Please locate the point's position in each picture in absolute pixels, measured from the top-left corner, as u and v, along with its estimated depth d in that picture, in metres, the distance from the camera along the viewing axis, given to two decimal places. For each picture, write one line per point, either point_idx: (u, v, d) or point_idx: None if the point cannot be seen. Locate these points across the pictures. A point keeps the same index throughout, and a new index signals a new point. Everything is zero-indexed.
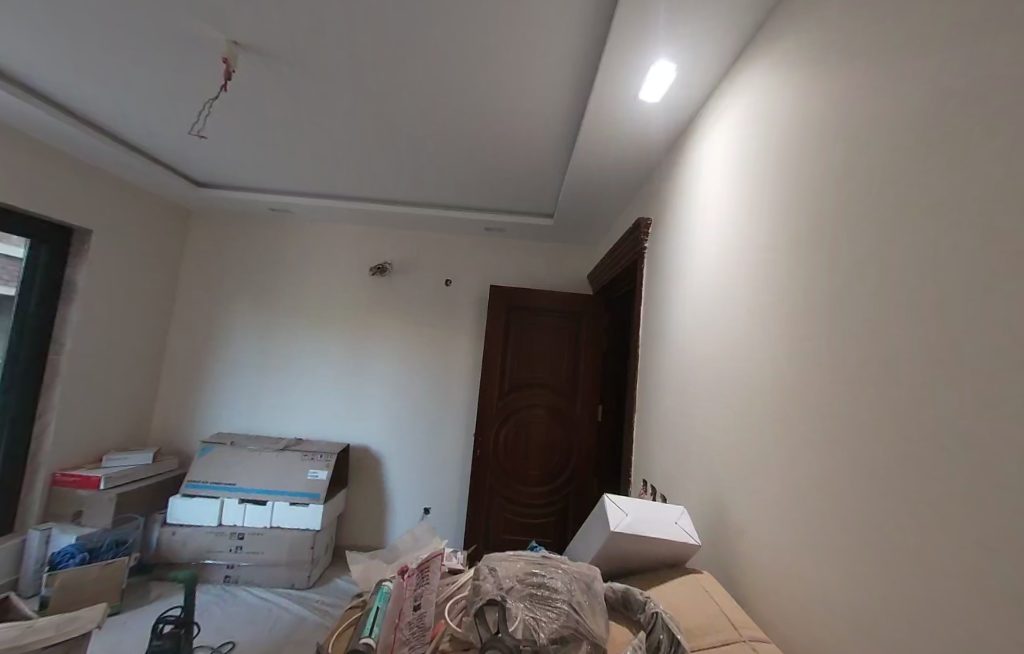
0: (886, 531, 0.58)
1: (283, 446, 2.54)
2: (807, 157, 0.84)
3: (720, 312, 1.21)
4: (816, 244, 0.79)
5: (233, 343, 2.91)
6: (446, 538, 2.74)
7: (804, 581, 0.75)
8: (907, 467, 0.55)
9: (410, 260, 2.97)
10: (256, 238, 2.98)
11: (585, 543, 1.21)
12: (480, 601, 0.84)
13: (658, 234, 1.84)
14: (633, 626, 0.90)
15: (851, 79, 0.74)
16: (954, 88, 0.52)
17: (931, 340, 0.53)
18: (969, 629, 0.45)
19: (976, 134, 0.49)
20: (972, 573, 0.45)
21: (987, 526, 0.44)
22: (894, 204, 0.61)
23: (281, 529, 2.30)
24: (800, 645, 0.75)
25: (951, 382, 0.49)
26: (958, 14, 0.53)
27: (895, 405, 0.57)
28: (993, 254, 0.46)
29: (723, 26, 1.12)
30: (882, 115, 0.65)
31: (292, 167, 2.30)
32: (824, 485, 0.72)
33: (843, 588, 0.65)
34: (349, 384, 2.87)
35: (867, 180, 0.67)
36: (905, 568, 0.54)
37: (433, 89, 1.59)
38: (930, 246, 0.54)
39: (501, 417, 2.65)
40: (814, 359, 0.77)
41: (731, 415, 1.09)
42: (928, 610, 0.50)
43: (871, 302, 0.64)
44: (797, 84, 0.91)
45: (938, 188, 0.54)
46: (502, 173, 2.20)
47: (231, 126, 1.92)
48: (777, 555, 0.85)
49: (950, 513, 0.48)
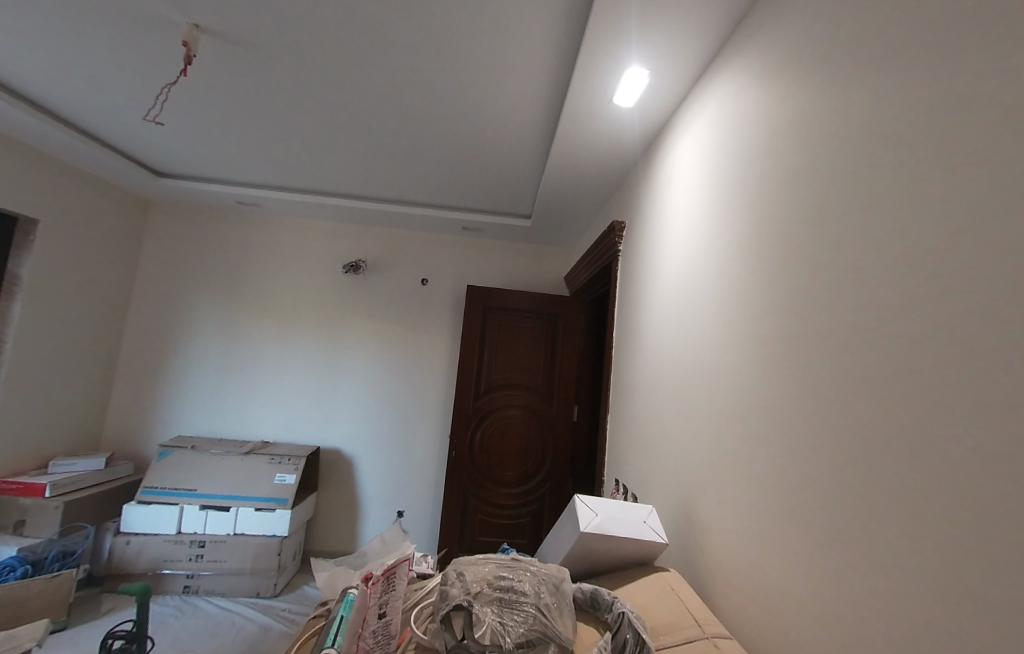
0: (853, 527, 0.58)
1: (248, 450, 2.42)
2: (776, 162, 0.86)
3: (691, 314, 1.22)
4: (784, 246, 0.80)
5: (195, 342, 2.76)
6: (419, 542, 2.68)
7: (768, 577, 0.76)
8: (871, 465, 0.56)
9: (385, 258, 2.91)
10: (221, 232, 2.84)
11: (556, 544, 1.20)
12: (446, 607, 0.82)
13: (632, 237, 1.85)
14: (599, 626, 0.90)
15: (818, 85, 0.76)
16: (919, 97, 0.54)
17: (893, 340, 0.54)
18: (933, 625, 0.46)
19: (939, 142, 0.51)
20: (937, 570, 0.46)
21: (951, 523, 0.45)
22: (859, 209, 0.63)
23: (245, 536, 2.18)
24: (764, 640, 0.76)
25: (923, 379, 0.50)
26: (924, 25, 0.55)
27: (859, 403, 0.59)
28: (969, 252, 0.46)
29: (697, 34, 1.14)
30: (854, 118, 0.66)
31: (259, 159, 2.19)
32: (788, 483, 0.73)
33: (806, 583, 0.66)
34: (319, 385, 2.77)
35: (834, 183, 0.69)
36: (871, 563, 0.55)
37: (409, 84, 1.54)
38: (903, 245, 0.54)
39: (477, 418, 2.62)
40: (780, 358, 0.78)
41: (700, 414, 1.10)
42: (898, 606, 0.50)
43: (834, 302, 0.66)
44: (766, 91, 0.93)
45: (903, 191, 0.55)
46: (479, 172, 2.18)
47: (193, 113, 1.82)
48: (741, 551, 0.86)
49: (914, 511, 0.49)
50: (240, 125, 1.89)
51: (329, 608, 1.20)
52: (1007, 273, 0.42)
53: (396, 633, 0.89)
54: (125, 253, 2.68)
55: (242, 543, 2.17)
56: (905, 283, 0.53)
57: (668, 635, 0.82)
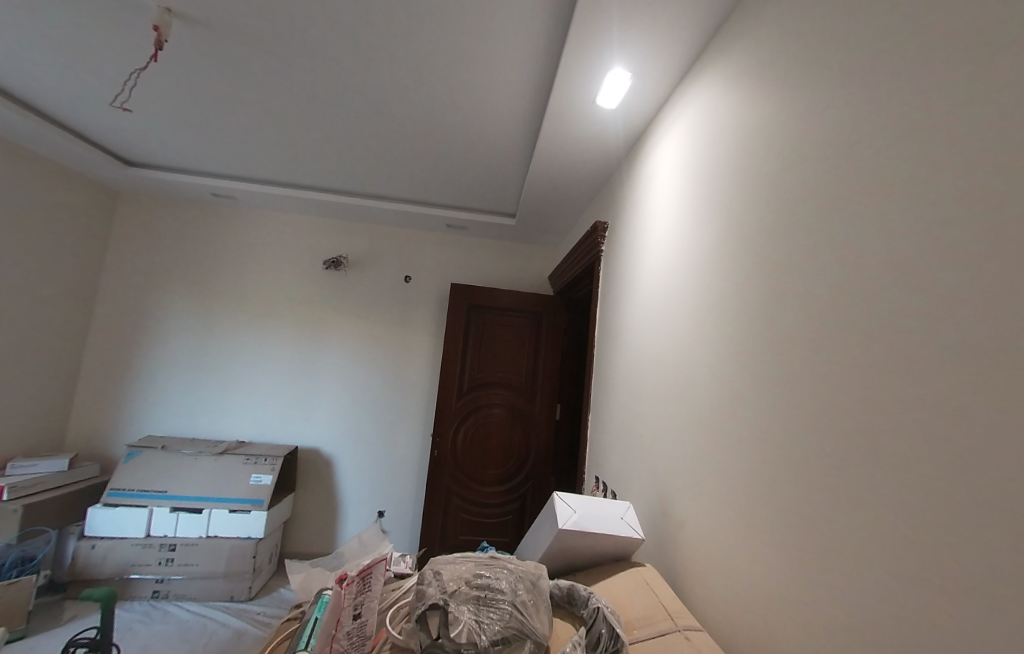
0: (824, 521, 0.60)
1: (222, 449, 2.35)
2: (753, 165, 0.87)
3: (669, 314, 1.24)
4: (760, 247, 0.82)
5: (166, 339, 2.66)
6: (399, 542, 2.65)
7: (741, 571, 0.78)
8: (843, 461, 0.57)
9: (367, 255, 2.86)
10: (195, 225, 2.74)
11: (534, 541, 1.20)
12: (421, 606, 0.81)
13: (614, 237, 1.87)
14: (575, 621, 0.90)
15: (795, 90, 0.77)
16: (895, 102, 0.56)
17: (866, 338, 0.56)
18: (903, 617, 0.47)
19: (912, 145, 0.52)
20: (906, 563, 0.47)
21: (918, 516, 0.46)
22: (834, 210, 0.64)
23: (217, 538, 2.12)
24: (735, 631, 0.78)
25: (894, 375, 0.51)
26: (900, 32, 0.56)
27: (832, 401, 0.60)
28: (938, 253, 0.47)
29: (679, 38, 1.16)
30: (830, 122, 0.67)
31: (235, 150, 2.12)
32: (762, 479, 0.74)
33: (779, 576, 0.68)
34: (297, 384, 2.70)
35: (808, 186, 0.70)
36: (843, 554, 0.56)
37: (391, 78, 1.52)
38: (877, 245, 0.56)
39: (459, 417, 2.60)
40: (755, 357, 0.80)
41: (676, 412, 1.12)
42: (868, 596, 0.51)
43: (809, 302, 0.67)
44: (745, 96, 0.95)
45: (877, 193, 0.57)
46: (464, 169, 2.16)
47: (164, 100, 1.75)
48: (714, 545, 0.88)
49: (884, 506, 0.50)
50: (215, 114, 1.82)
51: (302, 610, 1.17)
52: (977, 272, 0.43)
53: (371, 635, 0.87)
54: (92, 244, 2.56)
55: (215, 545, 2.11)
56: (878, 282, 0.55)
57: (643, 629, 0.84)
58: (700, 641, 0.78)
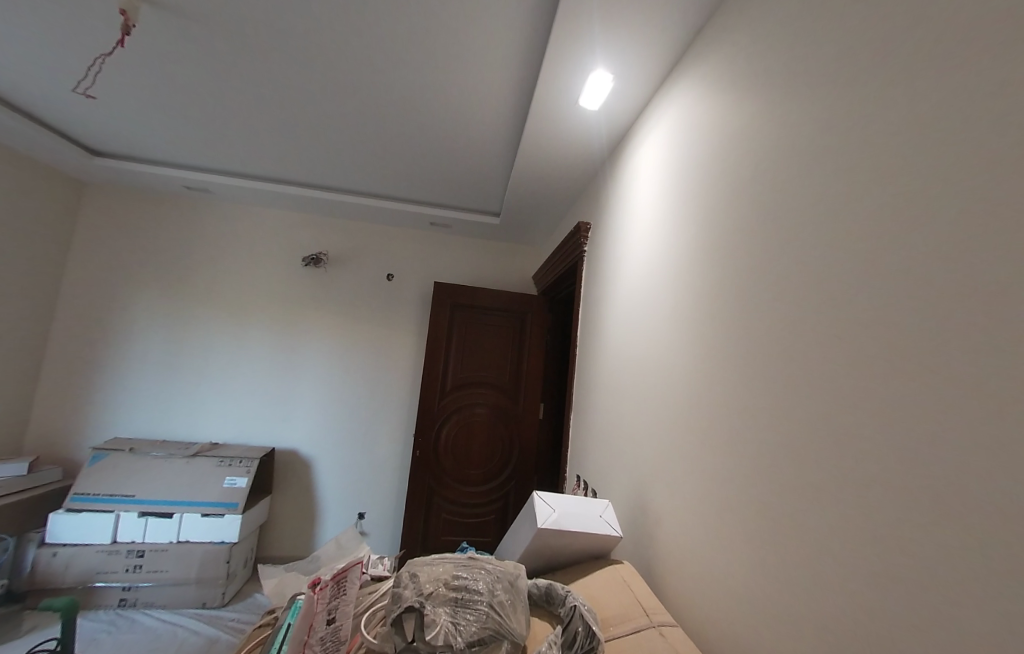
0: (797, 516, 0.60)
1: (195, 452, 2.27)
2: (730, 168, 0.89)
3: (648, 314, 1.25)
4: (737, 248, 0.83)
5: (135, 337, 2.55)
6: (380, 544, 2.61)
7: (717, 567, 0.79)
8: (816, 458, 0.58)
9: (348, 252, 2.80)
10: (166, 219, 2.63)
11: (513, 541, 1.19)
12: (397, 609, 0.79)
13: (597, 238, 1.88)
14: (553, 620, 0.90)
15: (772, 94, 0.79)
16: (868, 105, 0.57)
17: (838, 337, 0.57)
18: (873, 611, 0.48)
19: (884, 148, 0.53)
20: (876, 557, 0.48)
21: (886, 511, 0.47)
22: (809, 211, 0.65)
23: (188, 543, 2.05)
24: (710, 626, 0.79)
25: (868, 372, 0.52)
26: (873, 38, 0.57)
27: (806, 399, 0.61)
28: (913, 250, 0.48)
29: (661, 41, 1.17)
30: (808, 121, 0.68)
31: (208, 142, 2.05)
32: (738, 476, 0.75)
33: (754, 572, 0.68)
34: (274, 384, 2.63)
35: (784, 188, 0.72)
36: (816, 548, 0.57)
37: (373, 72, 1.49)
38: (851, 245, 0.57)
39: (441, 416, 2.58)
40: (731, 355, 0.81)
41: (655, 411, 1.13)
42: (839, 590, 0.52)
43: (784, 301, 0.68)
44: (723, 99, 0.96)
45: (850, 195, 0.58)
46: (448, 166, 2.13)
47: (131, 88, 1.67)
48: (691, 542, 0.89)
49: (855, 501, 0.51)
50: (187, 104, 1.75)
51: (275, 616, 1.13)
52: (950, 270, 0.44)
53: (346, 639, 0.84)
54: (54, 238, 2.43)
55: (185, 550, 2.03)
56: (855, 279, 0.56)
57: (619, 625, 0.84)
58: (674, 636, 0.79)
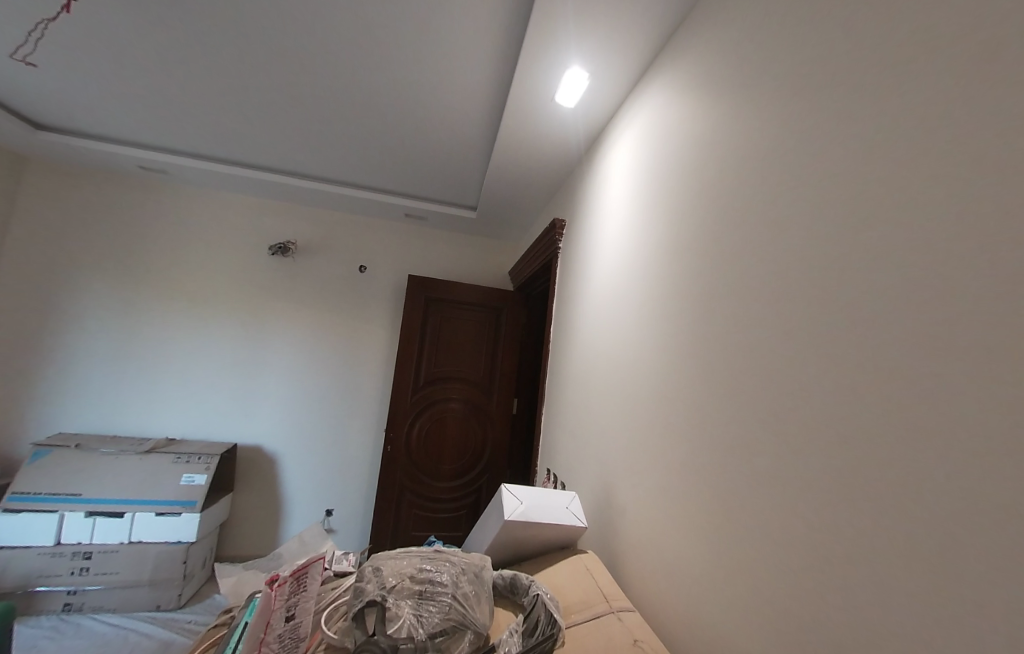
0: (753, 503, 0.63)
1: (149, 447, 2.15)
2: (697, 169, 0.92)
3: (618, 314, 1.27)
4: (702, 247, 0.86)
5: (83, 325, 2.39)
6: (347, 540, 2.56)
7: (676, 554, 0.81)
8: (769, 447, 0.61)
9: (318, 242, 2.71)
10: (119, 201, 2.47)
11: (481, 533, 1.19)
12: (359, 604, 0.78)
13: (571, 235, 1.89)
14: (517, 609, 0.90)
15: (738, 100, 0.82)
16: (827, 113, 0.60)
17: (793, 332, 0.60)
18: (819, 591, 0.51)
19: (841, 154, 0.56)
20: (820, 540, 0.51)
21: (831, 495, 0.50)
22: (770, 213, 0.68)
23: (140, 542, 1.94)
24: (669, 611, 0.81)
25: (820, 367, 0.55)
26: (834, 49, 0.60)
27: (762, 392, 0.64)
28: (873, 249, 0.50)
29: (635, 43, 1.19)
30: (770, 127, 0.71)
31: (165, 120, 1.92)
32: (697, 466, 0.78)
33: (710, 556, 0.71)
34: (238, 377, 2.52)
35: (747, 190, 0.74)
36: (772, 536, 0.59)
37: (342, 54, 1.44)
38: (808, 244, 0.59)
39: (414, 411, 2.55)
40: (694, 350, 0.83)
41: (622, 405, 1.15)
42: (789, 572, 0.55)
43: (745, 298, 0.71)
44: (692, 102, 0.99)
45: (806, 198, 0.61)
46: (423, 157, 2.09)
47: (78, 58, 1.55)
48: (653, 530, 0.91)
49: (804, 487, 0.54)
50: (141, 78, 1.64)
51: (233, 616, 1.09)
52: (905, 269, 0.46)
53: (306, 635, 0.82)
54: None
55: (137, 550, 1.93)
56: (816, 276, 0.57)
57: (580, 613, 0.85)
58: (632, 621, 0.81)
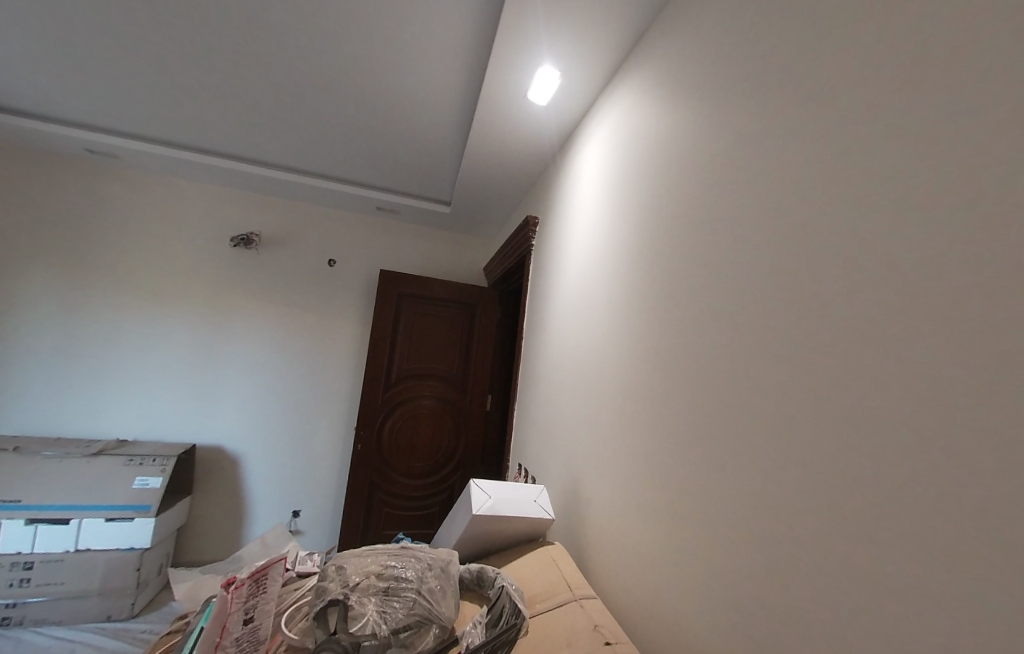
0: (710, 492, 0.66)
1: (98, 450, 2.02)
2: (664, 169, 0.94)
3: (588, 311, 1.28)
4: (668, 246, 0.89)
5: (23, 319, 2.22)
6: (315, 541, 2.49)
7: (640, 542, 0.84)
8: (725, 438, 0.64)
9: (285, 234, 2.61)
10: (62, 185, 2.29)
11: (449, 529, 1.19)
12: (321, 602, 0.76)
13: (544, 232, 1.90)
14: (483, 602, 0.91)
15: (703, 104, 0.84)
16: (783, 120, 0.63)
17: (751, 327, 0.62)
18: (769, 572, 0.54)
19: (796, 159, 0.59)
20: (770, 524, 0.54)
21: (780, 482, 0.54)
22: (730, 214, 0.71)
23: (88, 550, 1.82)
24: (632, 598, 0.84)
25: (773, 362, 0.58)
26: (792, 59, 0.63)
27: (720, 385, 0.67)
28: (828, 249, 0.52)
29: (605, 46, 1.21)
30: (732, 131, 0.74)
31: (114, 101, 1.80)
32: (661, 458, 0.80)
33: (671, 543, 0.74)
34: (198, 375, 2.40)
35: (710, 191, 0.77)
36: (728, 523, 0.62)
37: (307, 38, 1.39)
38: (762, 245, 0.63)
39: (385, 409, 2.51)
40: (660, 345, 0.86)
41: (591, 399, 1.17)
42: (744, 555, 0.58)
43: (707, 294, 0.74)
44: (660, 105, 1.02)
45: (764, 201, 0.64)
46: (395, 149, 2.05)
47: (10, 26, 1.42)
48: (618, 520, 0.94)
49: (756, 475, 0.58)
50: (85, 53, 1.52)
51: (189, 620, 1.05)
52: (849, 270, 0.49)
53: (265, 638, 0.79)
54: None
55: (85, 559, 1.81)
56: (772, 274, 0.60)
57: (544, 602, 0.87)
58: (593, 607, 0.83)
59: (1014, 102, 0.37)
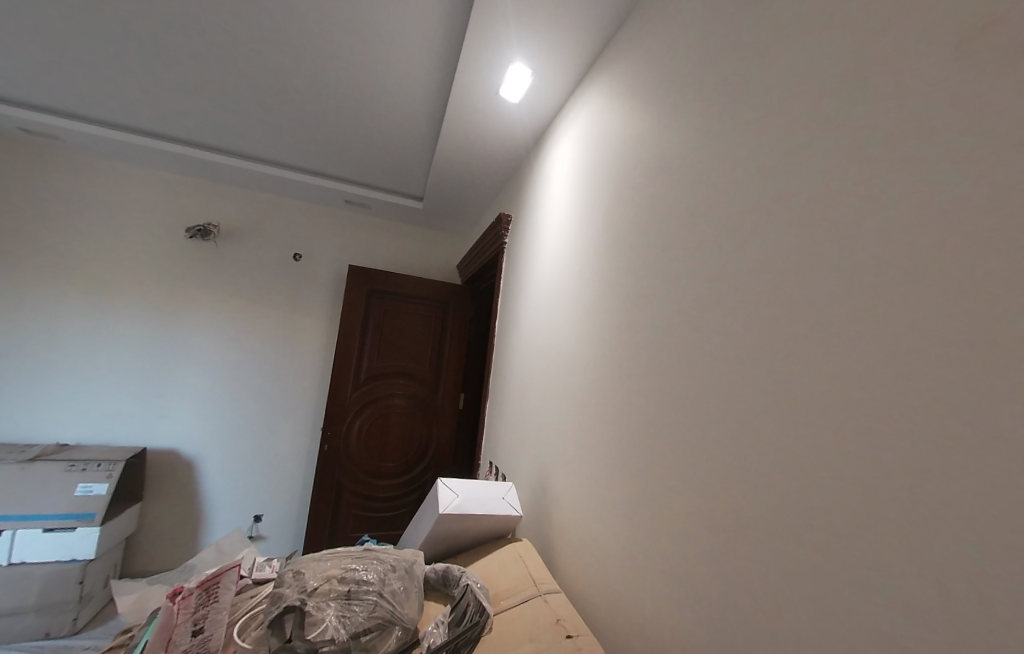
0: (676, 484, 0.67)
1: (34, 456, 1.85)
2: (636, 167, 0.95)
3: (558, 308, 1.28)
4: (637, 244, 0.90)
5: None
6: (277, 545, 2.39)
7: (607, 536, 0.84)
8: (691, 430, 0.65)
9: (247, 226, 2.48)
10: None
11: (416, 529, 1.16)
12: (276, 610, 0.72)
13: (517, 229, 1.89)
14: (447, 602, 0.89)
15: (673, 104, 0.85)
16: (752, 121, 0.64)
17: (717, 322, 0.64)
18: (731, 559, 0.55)
19: (762, 159, 0.61)
20: (735, 513, 0.55)
21: (745, 473, 0.55)
22: (699, 211, 0.72)
23: (22, 564, 1.67)
24: (598, 591, 0.84)
25: (737, 356, 0.59)
26: (760, 63, 0.65)
27: (686, 380, 0.68)
28: (797, 245, 0.53)
29: (579, 44, 1.21)
30: (702, 130, 0.75)
31: (51, 78, 1.64)
32: (629, 450, 0.81)
33: (638, 535, 0.75)
34: (149, 374, 2.25)
35: (679, 189, 0.78)
36: (693, 514, 0.63)
37: (268, 20, 1.31)
38: (728, 243, 0.64)
39: (354, 408, 2.43)
40: (630, 340, 0.87)
41: (561, 395, 1.17)
42: (708, 543, 0.59)
43: (676, 289, 0.75)
44: (631, 104, 1.02)
45: (730, 199, 0.65)
46: (365, 141, 1.98)
47: None
48: (586, 515, 0.94)
49: (720, 466, 0.59)
50: (15, 23, 1.38)
51: (132, 634, 0.98)
52: (809, 266, 0.51)
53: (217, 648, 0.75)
54: None
55: (18, 573, 1.66)
56: (739, 270, 0.62)
57: (509, 598, 0.86)
58: (557, 602, 0.83)
59: (959, 107, 0.39)
